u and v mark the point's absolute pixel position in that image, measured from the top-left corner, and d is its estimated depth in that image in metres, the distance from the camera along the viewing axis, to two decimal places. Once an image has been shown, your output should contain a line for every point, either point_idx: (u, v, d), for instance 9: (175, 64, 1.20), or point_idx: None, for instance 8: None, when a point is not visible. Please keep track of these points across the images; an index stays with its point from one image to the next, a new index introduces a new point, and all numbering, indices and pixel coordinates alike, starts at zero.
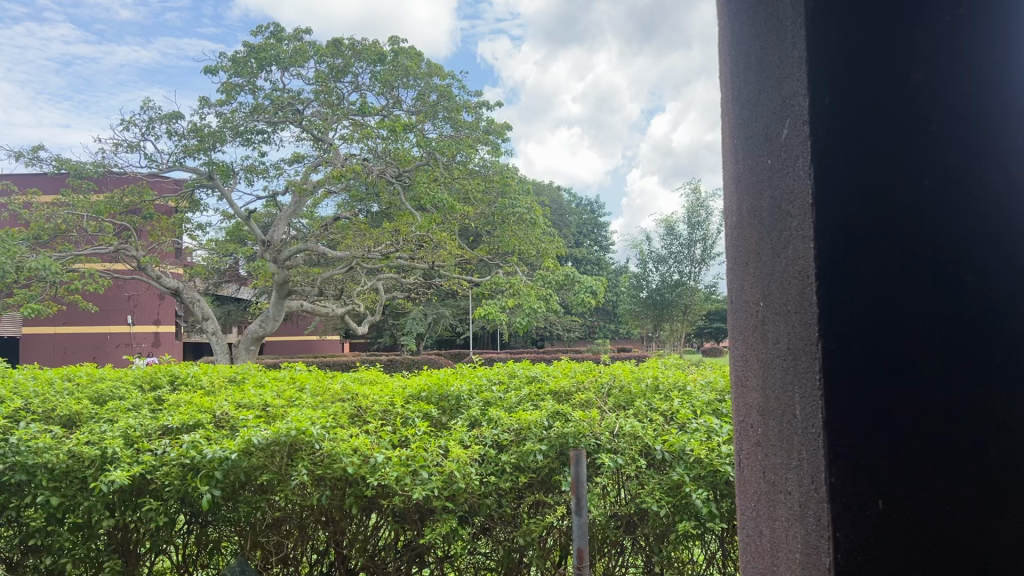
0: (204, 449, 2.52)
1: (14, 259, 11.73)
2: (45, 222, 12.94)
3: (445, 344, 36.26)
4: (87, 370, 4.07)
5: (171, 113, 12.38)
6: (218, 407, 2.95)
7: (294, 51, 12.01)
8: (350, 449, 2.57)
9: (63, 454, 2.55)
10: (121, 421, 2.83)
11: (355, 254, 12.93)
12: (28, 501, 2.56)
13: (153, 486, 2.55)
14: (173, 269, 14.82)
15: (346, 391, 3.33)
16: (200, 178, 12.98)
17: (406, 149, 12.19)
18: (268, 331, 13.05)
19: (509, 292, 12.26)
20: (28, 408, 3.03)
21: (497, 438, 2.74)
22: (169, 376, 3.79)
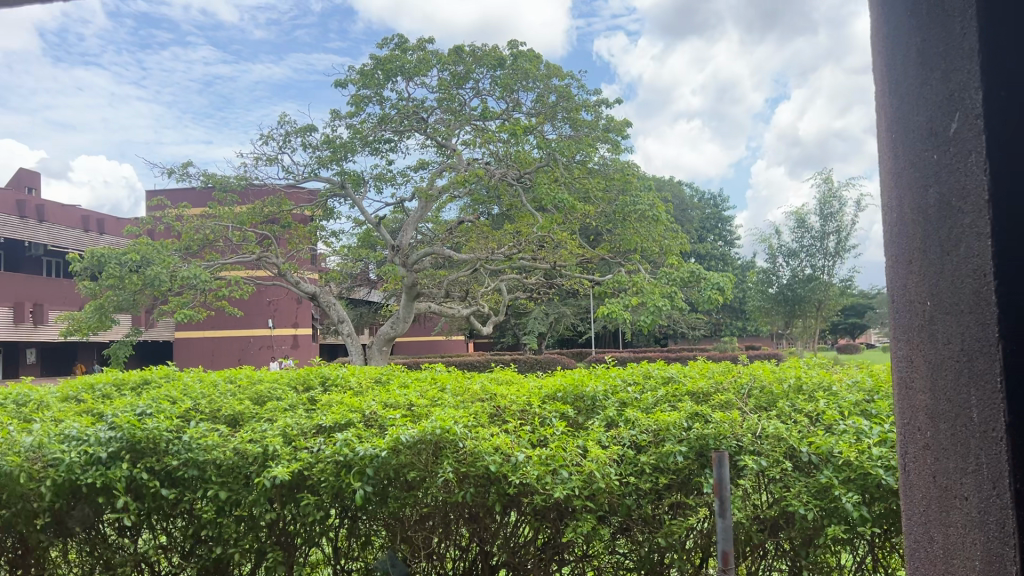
0: (357, 447, 2.66)
1: (169, 269, 12.63)
2: (195, 233, 13.79)
3: (568, 343, 36.35)
4: (247, 372, 4.37)
5: (305, 126, 12.99)
6: (367, 406, 3.10)
7: (418, 61, 12.39)
8: (491, 448, 2.64)
9: (230, 452, 2.75)
10: (280, 421, 3.01)
11: (480, 256, 13.16)
12: (200, 494, 2.76)
13: (311, 482, 2.70)
14: (309, 274, 15.54)
15: (485, 392, 3.41)
16: (333, 187, 13.56)
17: (527, 151, 12.32)
18: (398, 332, 13.44)
19: (633, 291, 12.11)
20: (197, 407, 3.27)
21: (635, 438, 2.74)
22: (321, 377, 4.00)
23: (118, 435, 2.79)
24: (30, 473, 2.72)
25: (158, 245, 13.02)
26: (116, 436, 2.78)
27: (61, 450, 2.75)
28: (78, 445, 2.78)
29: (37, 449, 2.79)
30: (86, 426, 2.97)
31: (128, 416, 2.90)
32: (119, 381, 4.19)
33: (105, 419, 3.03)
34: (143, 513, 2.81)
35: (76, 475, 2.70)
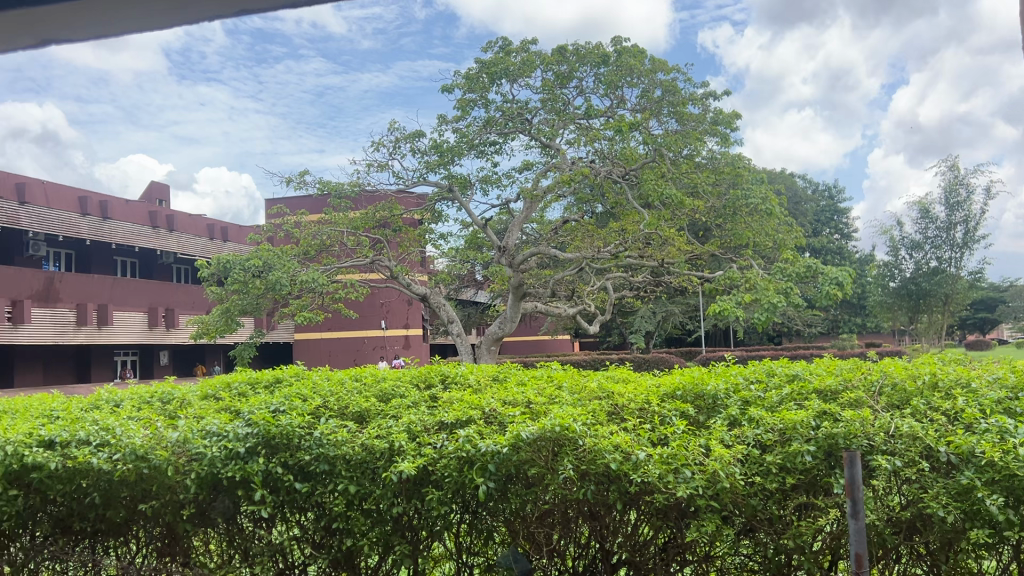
0: (478, 443, 2.73)
1: (289, 274, 13.16)
2: (313, 238, 14.39)
3: (676, 342, 35.78)
4: (371, 371, 4.49)
5: (414, 132, 13.27)
6: (487, 403, 3.16)
7: (523, 63, 12.47)
8: (612, 446, 2.64)
9: (358, 447, 2.86)
10: (405, 417, 3.11)
11: (587, 255, 13.14)
12: (331, 488, 2.88)
13: (435, 478, 2.78)
14: (419, 277, 15.87)
15: (601, 389, 3.41)
16: (441, 191, 13.82)
17: (633, 148, 12.22)
18: (506, 332, 13.53)
19: (746, 287, 11.84)
20: (326, 404, 3.40)
21: (760, 437, 2.68)
22: (441, 376, 4.08)
23: (255, 430, 2.96)
24: (175, 466, 2.89)
25: (278, 252, 13.58)
26: (252, 433, 2.94)
27: (203, 444, 2.93)
28: (218, 440, 2.96)
29: (182, 444, 2.97)
30: (226, 423, 3.15)
31: (264, 412, 3.06)
32: (253, 380, 4.41)
33: (243, 416, 3.20)
34: (278, 506, 2.95)
35: (219, 469, 2.88)
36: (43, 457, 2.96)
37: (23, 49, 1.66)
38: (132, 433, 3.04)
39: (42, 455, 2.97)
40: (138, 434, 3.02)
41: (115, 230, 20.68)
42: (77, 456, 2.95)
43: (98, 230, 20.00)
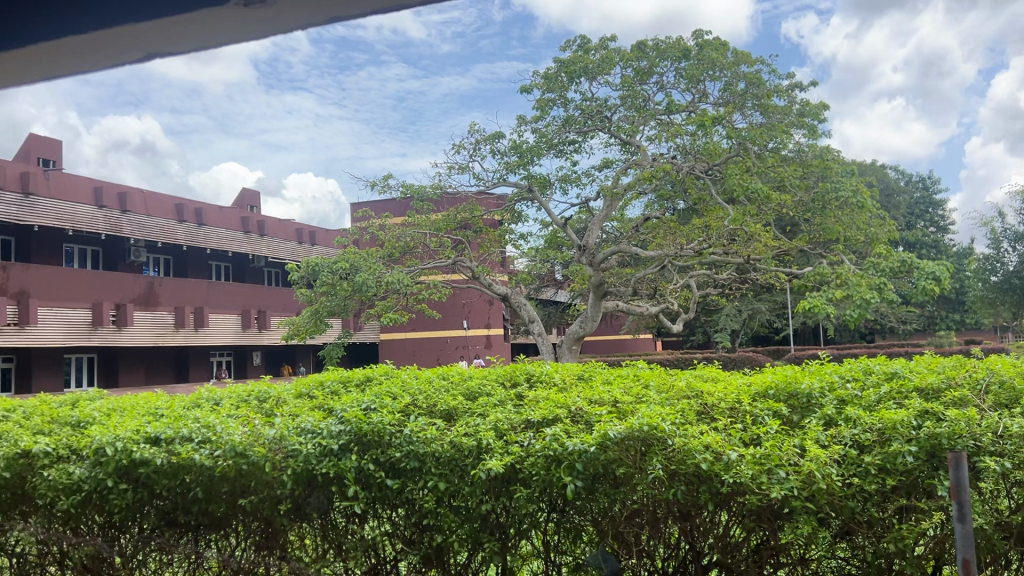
0: (566, 442, 2.73)
1: (375, 276, 13.44)
2: (397, 241, 14.63)
3: (763, 341, 34.96)
4: (457, 370, 4.48)
5: (494, 133, 13.37)
6: (573, 402, 3.16)
7: (602, 60, 12.38)
8: (702, 446, 2.60)
9: (447, 445, 2.90)
10: (492, 415, 3.14)
11: (669, 252, 12.97)
12: (421, 485, 2.93)
13: (523, 476, 2.79)
14: (500, 277, 15.97)
15: (690, 388, 3.37)
16: (521, 191, 13.88)
17: (716, 143, 12.01)
18: (587, 332, 13.46)
19: (836, 283, 11.46)
20: (415, 402, 3.46)
21: (857, 437, 2.60)
22: (526, 375, 4.08)
23: (347, 428, 3.04)
24: (272, 463, 3.00)
25: (364, 254, 13.88)
26: (345, 430, 3.03)
27: (299, 442, 3.03)
28: (313, 438, 3.06)
29: (278, 441, 3.08)
30: (319, 421, 3.25)
31: (355, 411, 3.14)
32: (345, 379, 4.51)
33: (335, 414, 3.29)
34: (370, 501, 3.01)
35: (313, 465, 2.96)
36: (149, 453, 3.11)
37: (130, 62, 1.75)
38: (231, 430, 3.16)
39: (149, 450, 3.11)
40: (236, 432, 3.14)
41: (209, 235, 21.51)
42: (181, 452, 3.09)
43: (194, 235, 20.83)
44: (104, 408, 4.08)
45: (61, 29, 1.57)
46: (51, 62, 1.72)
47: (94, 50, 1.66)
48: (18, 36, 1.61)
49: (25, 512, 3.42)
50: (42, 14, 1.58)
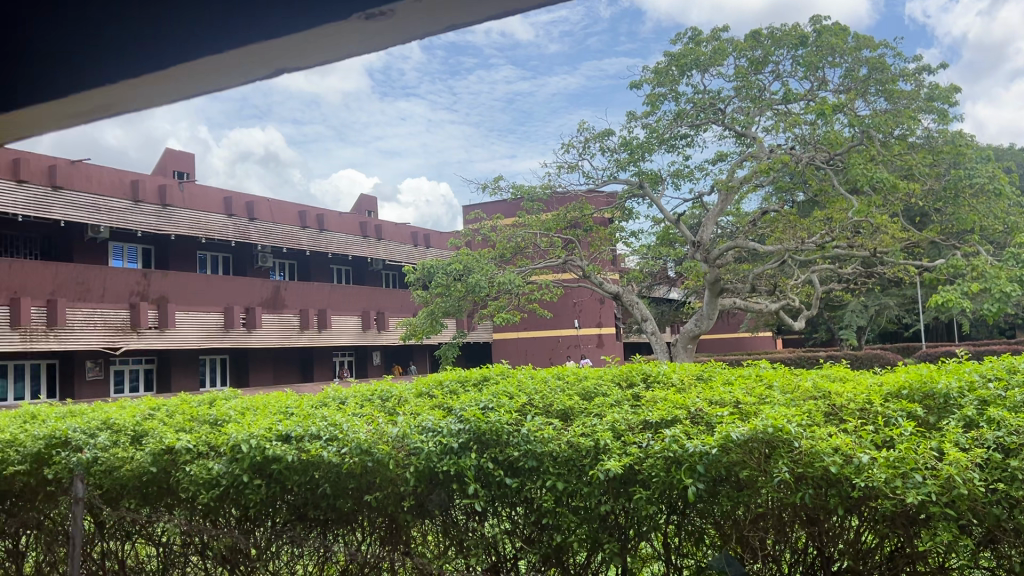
0: (685, 443, 2.68)
1: (487, 276, 13.64)
2: (508, 241, 14.77)
3: (891, 337, 33.33)
4: (572, 370, 4.47)
5: (604, 131, 13.32)
6: (692, 402, 3.11)
7: (714, 52, 12.11)
8: (831, 449, 2.52)
9: (564, 445, 2.92)
10: (609, 415, 3.13)
11: (788, 247, 12.53)
12: (540, 484, 2.94)
13: (642, 477, 2.76)
14: (612, 275, 15.89)
15: (816, 388, 3.26)
16: (631, 188, 13.75)
17: (838, 131, 11.56)
18: (703, 330, 13.21)
19: (972, 275, 10.80)
20: (531, 402, 3.50)
21: (1002, 440, 2.44)
22: (643, 375, 4.05)
23: (466, 427, 3.12)
24: (395, 460, 3.09)
25: (476, 255, 14.09)
26: (465, 429, 3.09)
27: (421, 439, 3.12)
28: (434, 436, 3.13)
29: (401, 439, 3.18)
30: (439, 419, 3.34)
31: (473, 410, 3.21)
32: (463, 378, 4.59)
33: (454, 413, 3.36)
34: (490, 500, 3.05)
35: (434, 463, 3.03)
36: (281, 450, 3.26)
37: (258, 78, 1.84)
38: (356, 429, 3.28)
39: (281, 447, 3.27)
40: (362, 430, 3.26)
41: (330, 240, 22.33)
42: (310, 449, 3.23)
43: (316, 240, 21.66)
44: (239, 407, 4.31)
45: (198, 50, 1.67)
46: (187, 81, 1.83)
47: (228, 69, 1.75)
48: (160, 59, 1.72)
49: (171, 504, 3.63)
50: (183, 36, 1.69)
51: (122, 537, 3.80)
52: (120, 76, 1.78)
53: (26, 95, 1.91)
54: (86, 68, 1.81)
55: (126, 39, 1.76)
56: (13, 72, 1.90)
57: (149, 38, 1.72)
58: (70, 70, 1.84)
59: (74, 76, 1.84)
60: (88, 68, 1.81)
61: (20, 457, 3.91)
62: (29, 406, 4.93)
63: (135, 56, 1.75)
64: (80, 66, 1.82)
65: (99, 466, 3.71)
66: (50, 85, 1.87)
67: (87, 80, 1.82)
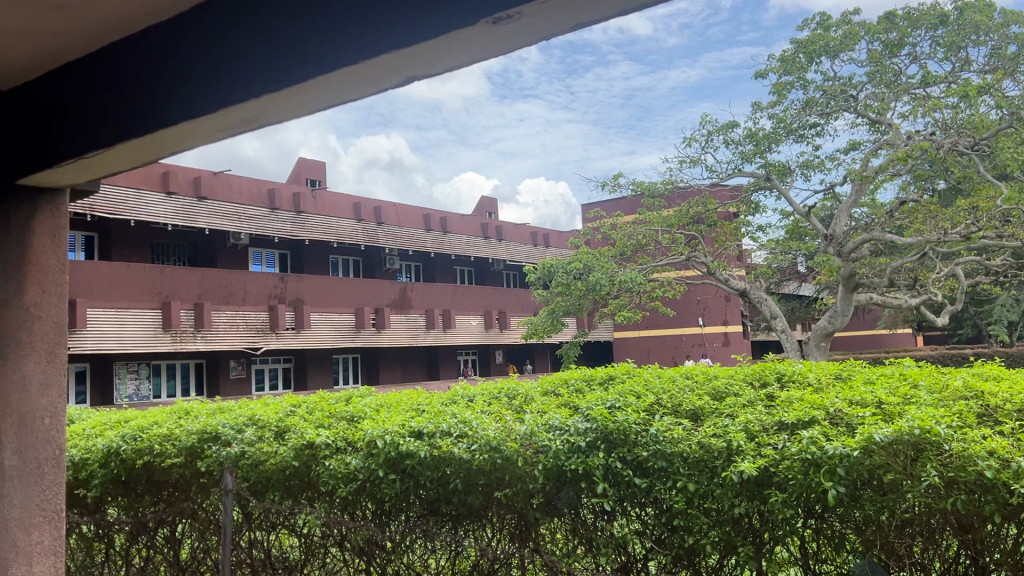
0: (824, 446, 2.59)
1: (608, 274, 13.60)
2: (629, 239, 14.62)
3: None
4: (701, 370, 4.38)
5: (728, 123, 13.03)
6: (831, 403, 3.01)
7: (845, 37, 11.60)
8: (985, 452, 2.39)
9: (696, 445, 2.88)
10: (742, 416, 3.06)
11: (929, 239, 11.85)
12: (670, 485, 2.90)
13: (779, 479, 2.67)
14: (738, 272, 15.48)
15: (967, 388, 3.07)
16: (757, 181, 13.34)
17: (983, 115, 10.89)
18: (837, 327, 12.65)
19: None
20: (660, 402, 3.46)
21: None
22: (777, 374, 3.93)
23: (593, 426, 3.11)
24: (525, 458, 3.13)
25: (596, 253, 14.05)
26: (592, 428, 3.10)
27: (549, 438, 3.14)
28: (561, 435, 3.15)
29: (529, 437, 3.23)
30: (566, 418, 3.36)
31: (600, 409, 3.21)
32: (588, 378, 4.58)
33: (581, 412, 3.37)
34: (619, 500, 3.04)
35: (562, 462, 3.04)
36: (414, 445, 3.35)
37: (390, 87, 1.90)
38: (486, 427, 3.35)
39: (413, 443, 3.36)
40: (491, 428, 3.33)
41: (453, 241, 22.81)
42: (441, 446, 3.31)
43: (440, 242, 22.16)
44: (373, 404, 4.46)
45: (330, 62, 1.74)
46: (324, 92, 1.91)
47: (359, 78, 1.81)
48: (297, 71, 1.80)
49: (312, 497, 3.81)
50: (316, 48, 1.77)
51: (268, 527, 4.00)
52: (261, 89, 1.88)
53: (179, 110, 2.06)
54: (233, 83, 1.93)
55: (267, 55, 1.86)
56: (173, 91, 2.07)
57: (287, 52, 1.82)
58: (220, 85, 1.97)
59: (221, 91, 1.97)
60: (233, 84, 1.93)
61: (176, 450, 4.20)
62: (184, 403, 5.25)
63: (274, 69, 1.84)
64: (229, 81, 1.95)
65: (246, 460, 3.93)
66: (200, 100, 2.01)
67: (231, 95, 1.94)
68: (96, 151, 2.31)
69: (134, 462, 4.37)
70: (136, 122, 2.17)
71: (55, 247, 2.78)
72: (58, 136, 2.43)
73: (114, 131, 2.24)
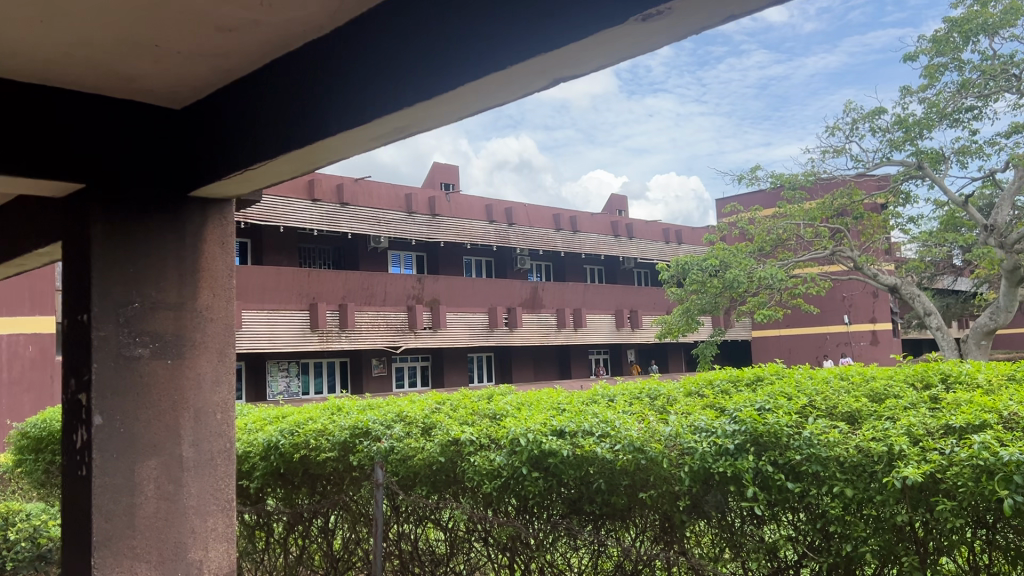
0: (1000, 452, 2.44)
1: (746, 271, 13.25)
2: (768, 234, 14.20)
3: None
4: (858, 370, 4.21)
5: (875, 110, 12.44)
6: (1005, 407, 2.83)
7: (1006, 12, 10.78)
8: None
9: (853, 449, 2.77)
10: (903, 419, 2.92)
11: None
12: (826, 491, 2.78)
13: (947, 487, 2.53)
14: (887, 267, 14.72)
15: None
16: (908, 170, 12.64)
17: None
18: (1000, 324, 11.80)
19: None
20: (813, 403, 3.35)
21: None
22: (942, 375, 3.71)
23: (743, 428, 3.05)
24: (671, 459, 3.09)
25: (733, 249, 13.73)
26: (741, 430, 3.03)
27: (694, 439, 3.10)
28: (708, 436, 3.11)
29: (674, 438, 3.19)
30: (713, 420, 3.31)
31: (749, 412, 3.15)
32: (735, 378, 4.48)
33: (729, 413, 3.32)
34: (770, 505, 2.94)
35: (710, 463, 2.99)
36: (557, 444, 3.38)
37: (537, 90, 1.93)
38: (629, 427, 3.35)
39: (556, 442, 3.39)
40: (635, 428, 3.32)
41: (584, 240, 22.80)
42: (584, 445, 3.32)
43: (571, 241, 22.20)
44: (514, 402, 4.54)
45: (480, 66, 1.78)
46: (472, 99, 1.96)
47: (507, 82, 1.84)
48: (447, 78, 1.86)
49: (458, 492, 3.90)
50: (465, 52, 1.82)
51: (415, 520, 4.11)
52: (412, 98, 1.95)
53: (335, 122, 2.16)
54: (387, 92, 2.02)
55: (417, 63, 1.93)
56: (331, 103, 2.18)
57: (436, 59, 1.88)
58: (374, 94, 2.05)
59: (375, 101, 2.05)
60: (386, 94, 2.02)
61: (330, 445, 4.41)
62: (335, 399, 5.50)
63: (425, 77, 1.91)
64: (383, 90, 2.03)
65: (395, 455, 4.08)
66: (355, 111, 2.10)
67: (383, 103, 2.02)
68: (259, 163, 2.45)
69: (291, 455, 4.62)
70: (297, 135, 2.30)
71: (224, 254, 2.97)
72: (226, 150, 2.60)
73: (276, 144, 2.38)
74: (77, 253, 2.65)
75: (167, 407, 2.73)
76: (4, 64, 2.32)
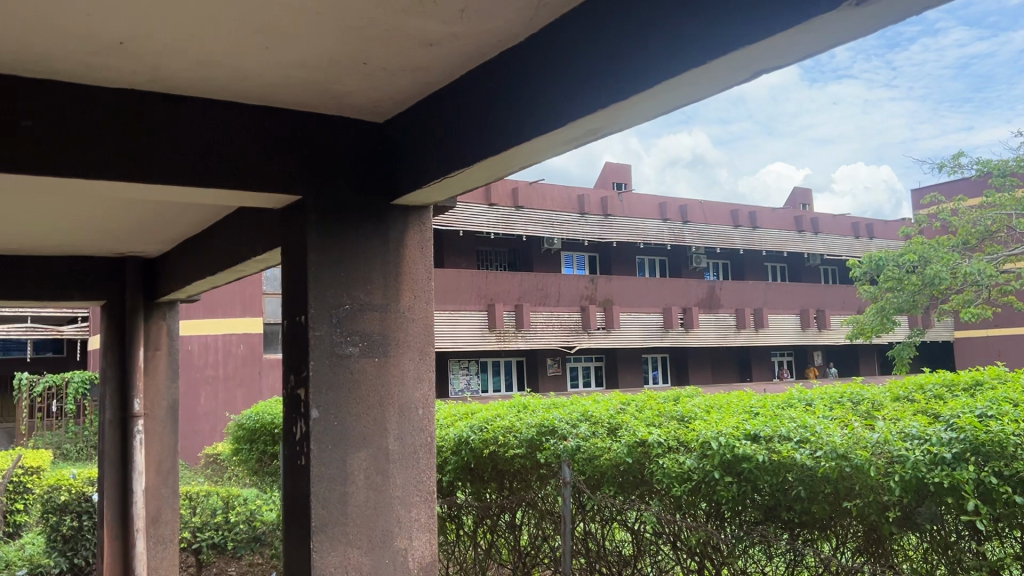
0: None
1: (949, 266, 12.27)
2: (974, 226, 13.05)
3: None
4: None
5: None
6: None
7: None
8: None
9: None
10: None
11: None
12: None
13: None
14: None
15: None
16: None
17: None
18: None
19: None
20: None
21: None
22: None
23: (960, 437, 2.84)
24: (878, 467, 2.94)
25: (934, 243, 12.76)
26: (959, 439, 2.83)
27: (905, 447, 2.94)
28: (920, 445, 2.94)
29: (881, 446, 3.05)
30: (925, 426, 3.13)
31: (968, 419, 2.95)
32: (949, 382, 4.19)
33: (944, 420, 3.13)
34: (994, 520, 2.69)
35: (923, 473, 2.81)
36: (752, 449, 3.32)
37: (738, 84, 1.89)
38: (831, 433, 3.24)
39: (751, 447, 3.33)
40: (837, 434, 3.21)
41: (764, 237, 21.98)
42: (782, 451, 3.24)
43: (750, 239, 21.46)
44: (703, 403, 4.49)
45: (680, 62, 1.76)
46: (668, 97, 1.94)
47: (706, 78, 1.81)
48: (645, 77, 1.86)
49: (646, 493, 3.88)
50: (663, 50, 1.81)
51: (600, 520, 4.12)
52: (608, 99, 1.96)
53: (531, 127, 2.22)
54: (584, 93, 2.03)
55: (614, 62, 1.94)
56: (528, 108, 2.23)
57: (635, 55, 1.88)
58: (571, 98, 2.08)
59: (570, 104, 2.08)
60: (582, 96, 2.03)
61: (518, 441, 4.54)
62: (522, 397, 5.63)
63: (623, 77, 1.91)
64: (579, 92, 2.05)
65: (583, 454, 4.14)
66: (550, 115, 2.14)
67: (580, 105, 2.04)
68: (458, 170, 2.55)
69: (481, 451, 4.78)
70: (494, 141, 2.37)
71: (423, 257, 3.11)
72: (427, 158, 2.73)
73: (474, 152, 2.46)
74: (296, 258, 2.87)
75: (375, 402, 2.90)
76: (231, 87, 2.55)
